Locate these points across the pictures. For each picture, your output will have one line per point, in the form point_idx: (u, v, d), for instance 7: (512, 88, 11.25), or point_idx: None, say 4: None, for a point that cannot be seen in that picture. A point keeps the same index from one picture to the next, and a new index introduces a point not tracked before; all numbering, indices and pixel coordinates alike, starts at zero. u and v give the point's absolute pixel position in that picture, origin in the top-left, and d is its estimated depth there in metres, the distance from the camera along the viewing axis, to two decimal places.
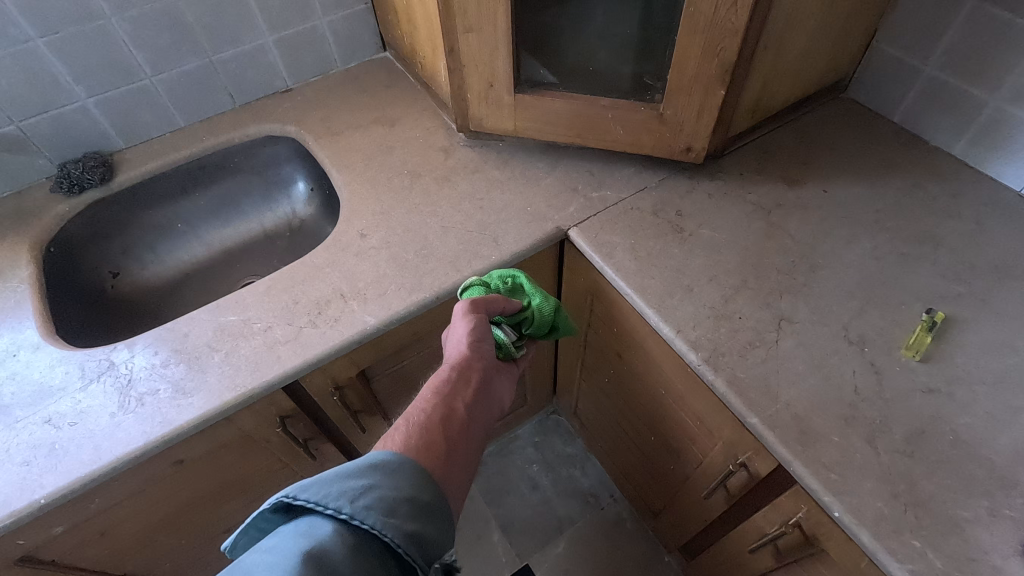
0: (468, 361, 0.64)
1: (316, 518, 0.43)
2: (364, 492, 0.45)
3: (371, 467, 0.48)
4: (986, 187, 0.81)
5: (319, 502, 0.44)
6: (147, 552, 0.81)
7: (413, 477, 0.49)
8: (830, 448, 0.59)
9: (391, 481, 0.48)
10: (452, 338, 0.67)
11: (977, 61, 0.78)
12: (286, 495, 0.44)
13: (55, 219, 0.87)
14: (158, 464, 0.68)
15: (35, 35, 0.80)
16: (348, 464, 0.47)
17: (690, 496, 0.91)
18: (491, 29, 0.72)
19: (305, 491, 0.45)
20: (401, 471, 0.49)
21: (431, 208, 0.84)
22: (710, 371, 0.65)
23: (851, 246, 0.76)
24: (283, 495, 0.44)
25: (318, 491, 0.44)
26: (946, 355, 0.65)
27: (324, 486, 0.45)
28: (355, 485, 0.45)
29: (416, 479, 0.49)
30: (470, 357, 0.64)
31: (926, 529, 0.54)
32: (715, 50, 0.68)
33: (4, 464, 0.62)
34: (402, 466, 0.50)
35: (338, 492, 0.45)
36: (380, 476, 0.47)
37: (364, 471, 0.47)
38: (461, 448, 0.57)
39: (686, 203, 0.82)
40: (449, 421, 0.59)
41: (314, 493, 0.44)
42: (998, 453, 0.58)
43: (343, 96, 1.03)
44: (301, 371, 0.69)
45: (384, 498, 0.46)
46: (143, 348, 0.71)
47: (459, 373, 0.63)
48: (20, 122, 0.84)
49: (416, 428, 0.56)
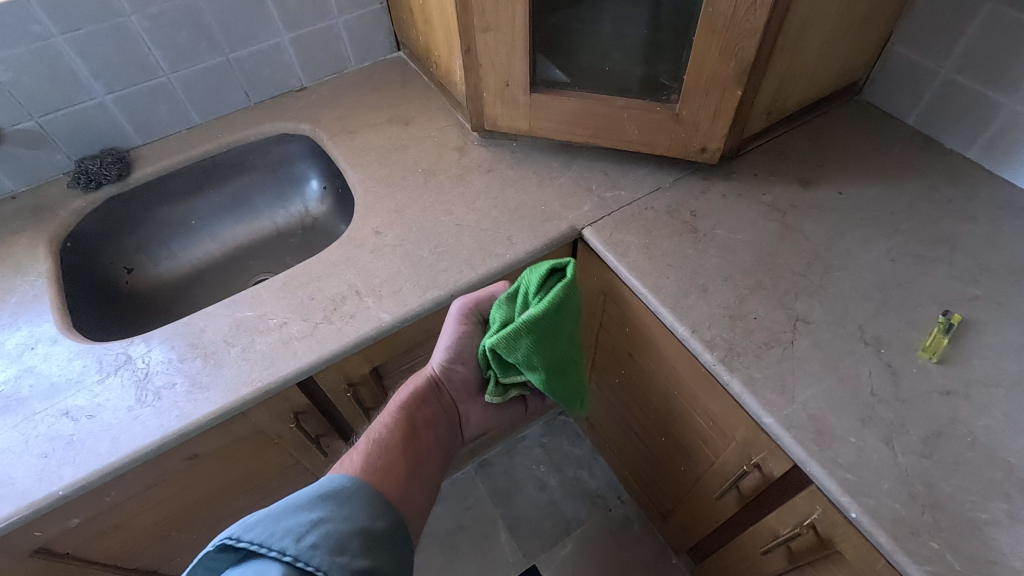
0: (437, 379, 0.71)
1: (259, 558, 0.45)
2: (311, 527, 0.48)
3: (319, 501, 0.52)
4: (1001, 190, 0.81)
5: (264, 542, 0.46)
6: (158, 546, 0.82)
7: (365, 505, 0.54)
8: (847, 448, 0.59)
9: (340, 514, 0.51)
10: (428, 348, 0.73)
11: (993, 64, 0.78)
12: (229, 537, 0.46)
13: (71, 214, 0.87)
14: (174, 458, 0.68)
15: (57, 32, 0.80)
16: (295, 501, 0.51)
17: (700, 498, 0.91)
18: (508, 28, 0.73)
19: (250, 532, 0.47)
20: (350, 502, 0.53)
21: (445, 206, 0.84)
22: (726, 371, 0.65)
23: (866, 247, 0.75)
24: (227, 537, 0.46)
25: (262, 528, 0.47)
26: (964, 357, 0.65)
27: (269, 525, 0.47)
28: (303, 519, 0.48)
29: (367, 508, 0.53)
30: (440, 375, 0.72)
31: (944, 531, 0.54)
32: (733, 51, 0.68)
33: (22, 456, 0.62)
34: (354, 492, 0.54)
35: (282, 532, 0.47)
36: (328, 511, 0.51)
37: (313, 505, 0.51)
38: (417, 469, 0.64)
39: (700, 203, 0.82)
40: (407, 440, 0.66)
41: (258, 532, 0.47)
42: (1016, 455, 0.58)
43: (357, 95, 1.04)
44: (316, 367, 0.69)
45: (332, 533, 0.48)
46: (160, 343, 0.71)
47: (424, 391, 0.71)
48: (40, 118, 0.85)
49: (378, 445, 0.63)
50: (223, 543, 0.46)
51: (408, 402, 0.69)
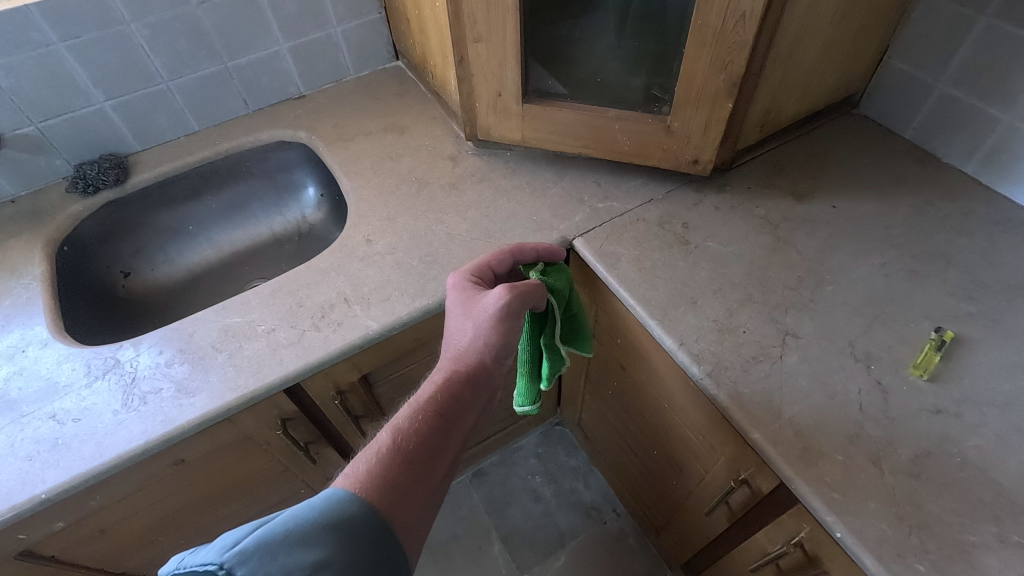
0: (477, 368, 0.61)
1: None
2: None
3: (323, 532, 0.43)
4: (999, 205, 0.80)
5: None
6: (144, 550, 0.82)
7: (366, 544, 0.44)
8: (833, 466, 0.58)
9: (345, 558, 0.42)
10: (460, 329, 0.63)
11: (990, 79, 0.77)
12: (217, 564, 0.39)
13: (68, 218, 0.88)
14: (160, 463, 0.69)
15: (57, 39, 0.82)
16: (298, 528, 0.42)
17: (692, 512, 0.90)
18: (500, 39, 0.73)
19: (298, 515, 0.43)
20: (353, 539, 0.44)
21: (437, 215, 0.84)
22: (712, 386, 0.64)
23: (859, 262, 0.75)
24: (213, 561, 0.39)
25: (254, 566, 0.39)
26: (954, 375, 0.64)
27: (265, 562, 0.40)
28: (299, 563, 0.40)
29: (368, 547, 0.44)
30: (481, 365, 0.61)
31: (931, 554, 0.52)
32: (723, 63, 0.68)
33: (7, 458, 0.62)
34: (359, 527, 0.45)
35: (330, 517, 0.44)
36: (335, 550, 0.42)
37: (315, 538, 0.42)
38: (434, 475, 0.54)
39: (692, 215, 0.82)
40: (429, 440, 0.55)
41: (251, 568, 0.39)
42: (1008, 476, 0.56)
43: (355, 103, 1.05)
44: (303, 373, 0.69)
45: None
46: (149, 346, 0.72)
47: (463, 380, 0.60)
48: (40, 123, 0.87)
49: (393, 451, 0.52)
50: (207, 571, 0.39)
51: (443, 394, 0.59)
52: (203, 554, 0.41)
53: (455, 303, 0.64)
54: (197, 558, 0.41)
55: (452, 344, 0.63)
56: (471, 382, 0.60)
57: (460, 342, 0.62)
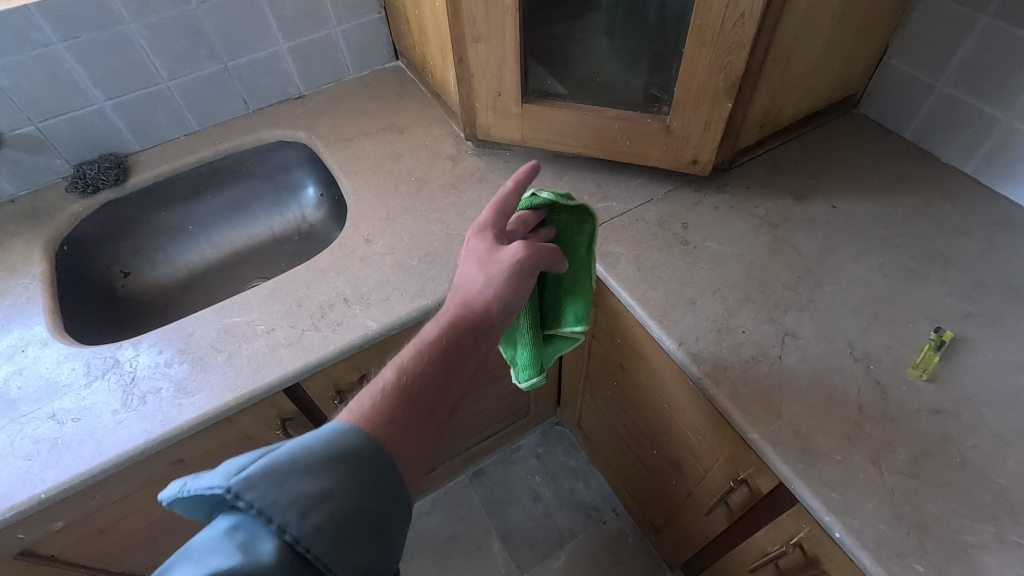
0: (493, 318, 0.54)
1: (256, 527, 0.36)
2: (322, 507, 0.37)
3: (331, 463, 0.39)
4: (998, 205, 0.80)
5: (264, 511, 0.36)
6: (144, 549, 0.82)
7: (375, 475, 0.41)
8: (832, 466, 0.58)
9: (355, 493, 0.39)
10: (472, 269, 0.56)
11: (990, 79, 0.77)
12: (223, 487, 0.37)
13: (68, 218, 0.88)
14: (159, 463, 0.69)
15: (56, 39, 0.82)
16: (308, 455, 0.39)
17: (692, 512, 0.90)
18: (500, 39, 0.73)
19: (305, 442, 0.40)
20: (364, 466, 0.41)
21: (437, 215, 0.84)
22: (711, 386, 0.64)
23: (859, 262, 0.75)
24: (219, 485, 0.37)
25: (262, 492, 0.36)
26: (953, 375, 0.64)
27: (272, 489, 0.37)
28: (311, 492, 0.38)
29: (379, 478, 0.41)
30: (499, 315, 0.54)
31: (930, 554, 0.52)
32: (723, 63, 0.68)
33: (7, 458, 0.62)
34: (366, 457, 0.41)
35: (340, 443, 0.41)
36: (342, 483, 0.39)
37: (324, 468, 0.39)
38: (441, 420, 0.48)
39: (691, 215, 0.82)
40: (438, 386, 0.49)
41: (258, 492, 0.36)
42: (1007, 476, 0.56)
43: (355, 103, 1.05)
44: (302, 373, 0.69)
45: (342, 519, 0.38)
46: (148, 346, 0.72)
47: (477, 325, 0.53)
48: (39, 123, 0.87)
49: (397, 393, 0.47)
50: (214, 494, 0.36)
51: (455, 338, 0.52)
52: (207, 478, 0.38)
53: (470, 244, 0.58)
54: (201, 482, 0.38)
55: (464, 286, 0.56)
56: (485, 331, 0.53)
57: (475, 287, 0.56)
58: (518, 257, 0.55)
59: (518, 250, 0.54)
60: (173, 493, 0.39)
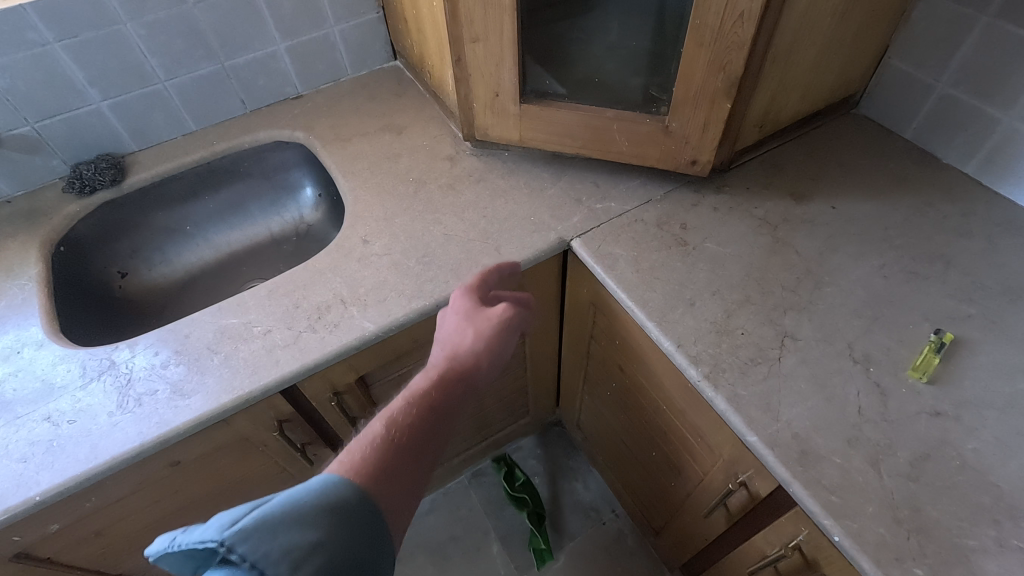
0: (470, 371, 0.61)
1: None
2: (309, 557, 0.40)
3: (318, 515, 0.42)
4: (999, 206, 0.80)
5: (255, 563, 0.39)
6: (141, 551, 0.82)
7: (356, 526, 0.44)
8: (831, 469, 0.58)
9: (342, 542, 0.42)
10: (455, 327, 0.65)
11: (991, 79, 0.77)
12: (216, 541, 0.39)
13: (65, 219, 0.88)
14: (155, 465, 0.68)
15: (53, 39, 0.82)
16: (296, 508, 0.42)
17: (691, 514, 0.89)
18: (497, 39, 0.73)
19: (288, 498, 0.43)
20: (347, 521, 0.44)
21: (435, 216, 0.84)
22: (710, 388, 0.64)
23: (859, 263, 0.74)
24: (213, 539, 0.39)
25: (254, 542, 0.39)
26: (954, 377, 0.63)
27: (263, 539, 0.40)
28: (302, 541, 0.40)
29: (359, 530, 0.44)
30: (476, 368, 0.62)
31: (930, 558, 0.52)
32: (721, 63, 0.68)
33: (2, 460, 0.62)
34: (346, 508, 0.44)
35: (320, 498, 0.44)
36: (329, 532, 0.42)
37: (311, 521, 0.42)
38: (423, 466, 0.53)
39: (690, 216, 0.82)
40: (422, 433, 0.54)
41: (250, 545, 0.39)
42: (1007, 479, 0.56)
43: (353, 103, 1.04)
44: (299, 375, 0.69)
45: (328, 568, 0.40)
46: (145, 348, 0.72)
47: (456, 380, 0.60)
48: (36, 123, 0.86)
49: (384, 444, 0.51)
50: (208, 547, 0.39)
51: (437, 390, 0.58)
52: (197, 534, 0.40)
53: (457, 307, 0.67)
54: (193, 537, 0.40)
55: (447, 345, 0.64)
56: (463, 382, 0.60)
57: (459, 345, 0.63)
58: (501, 317, 0.65)
59: (502, 312, 0.66)
60: (159, 557, 0.42)
